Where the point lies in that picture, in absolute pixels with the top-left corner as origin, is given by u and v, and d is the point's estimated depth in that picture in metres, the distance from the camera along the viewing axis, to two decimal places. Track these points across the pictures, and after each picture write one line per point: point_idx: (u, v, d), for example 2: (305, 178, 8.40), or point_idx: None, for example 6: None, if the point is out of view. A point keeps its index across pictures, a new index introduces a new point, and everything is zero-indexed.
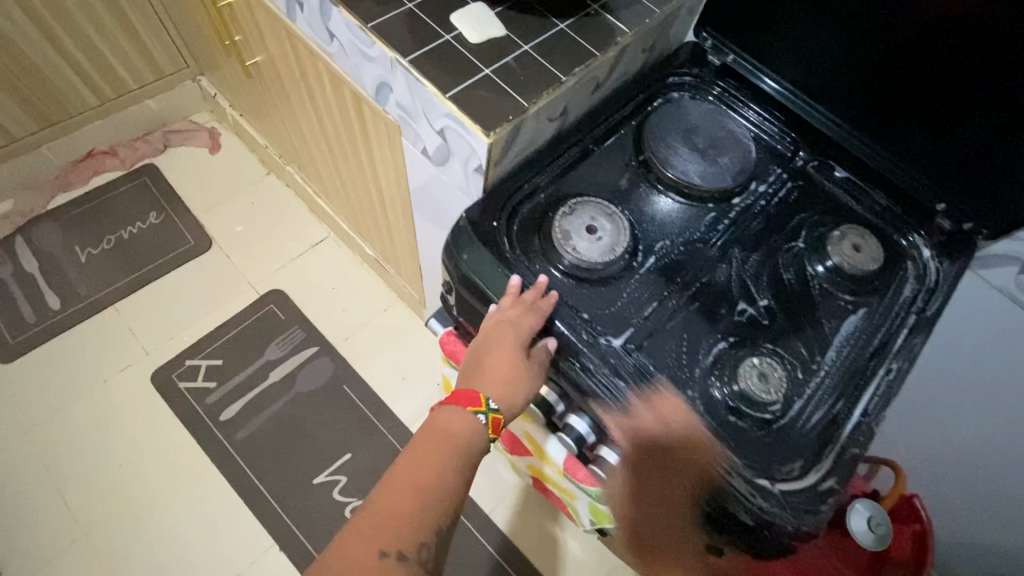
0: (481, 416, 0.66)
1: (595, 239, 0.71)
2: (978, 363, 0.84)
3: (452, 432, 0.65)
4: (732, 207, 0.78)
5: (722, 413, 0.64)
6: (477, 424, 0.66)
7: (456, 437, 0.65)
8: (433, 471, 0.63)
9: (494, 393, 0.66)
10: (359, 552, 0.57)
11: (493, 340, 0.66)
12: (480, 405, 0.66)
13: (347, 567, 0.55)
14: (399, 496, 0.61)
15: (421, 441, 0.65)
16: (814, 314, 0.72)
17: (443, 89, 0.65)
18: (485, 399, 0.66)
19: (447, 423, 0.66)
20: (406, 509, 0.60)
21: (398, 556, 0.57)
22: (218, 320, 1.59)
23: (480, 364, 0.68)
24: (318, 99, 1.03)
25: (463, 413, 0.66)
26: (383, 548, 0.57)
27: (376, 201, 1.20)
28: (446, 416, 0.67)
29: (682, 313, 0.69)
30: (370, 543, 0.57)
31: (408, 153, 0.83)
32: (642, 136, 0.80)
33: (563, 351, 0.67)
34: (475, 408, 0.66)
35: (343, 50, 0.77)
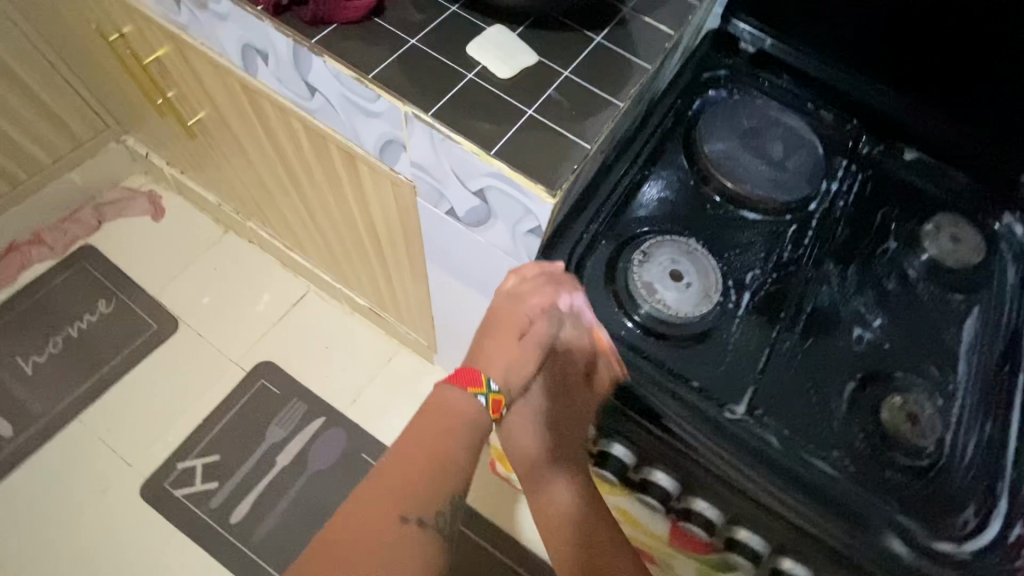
0: (480, 398, 0.55)
1: (683, 287, 0.60)
2: None
3: (460, 406, 0.54)
4: (812, 214, 0.68)
5: (876, 469, 0.54)
6: (473, 407, 0.55)
7: (464, 408, 0.54)
8: (450, 437, 0.53)
9: (499, 370, 0.56)
10: (372, 519, 0.50)
11: (507, 310, 0.59)
12: (481, 386, 0.55)
13: (358, 537, 0.49)
14: (414, 461, 0.53)
15: (428, 404, 0.55)
16: (931, 324, 0.63)
17: (483, 143, 0.52)
18: (487, 380, 0.56)
19: (447, 395, 0.55)
20: (422, 478, 0.52)
21: (418, 522, 0.51)
22: (204, 409, 1.40)
23: (484, 339, 0.59)
24: (290, 154, 0.87)
25: (463, 392, 0.55)
26: (401, 515, 0.51)
27: (372, 254, 1.04)
28: (442, 390, 0.55)
29: (799, 356, 0.59)
30: (386, 512, 0.50)
31: (425, 212, 0.69)
32: (695, 149, 0.69)
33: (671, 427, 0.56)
34: (475, 389, 0.55)
35: (329, 105, 0.62)
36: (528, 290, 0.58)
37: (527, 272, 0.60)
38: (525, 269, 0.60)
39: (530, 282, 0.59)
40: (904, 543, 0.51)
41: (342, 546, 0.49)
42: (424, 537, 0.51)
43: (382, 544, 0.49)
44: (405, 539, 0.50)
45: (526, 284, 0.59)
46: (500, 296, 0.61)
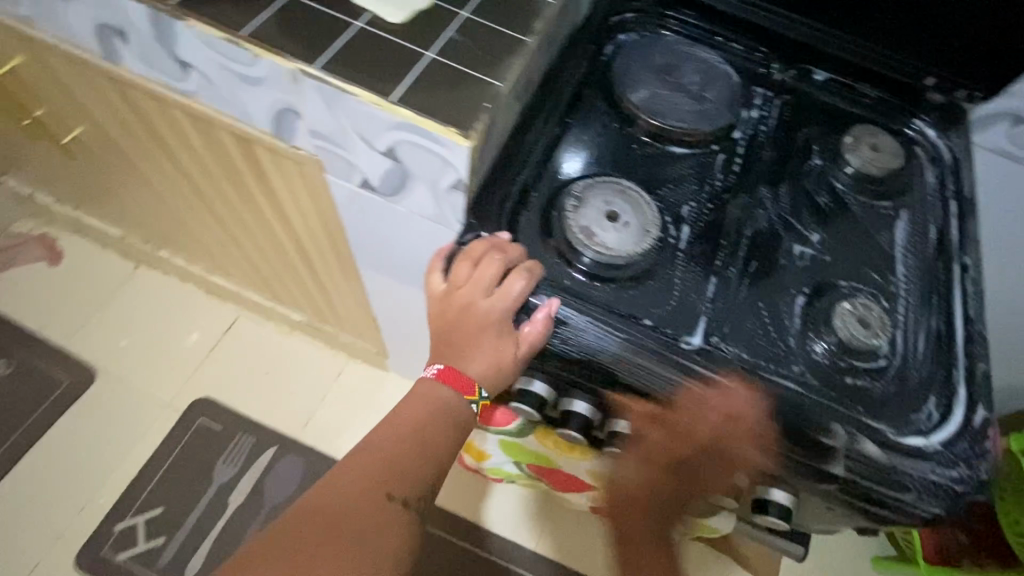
0: (474, 404, 0.58)
1: (622, 227, 0.56)
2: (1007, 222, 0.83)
3: (447, 401, 0.59)
4: (737, 142, 0.67)
5: (837, 377, 0.53)
6: (468, 410, 0.59)
7: (447, 404, 0.59)
8: (434, 424, 0.59)
9: (484, 378, 0.56)
10: (363, 494, 0.56)
11: (479, 313, 0.55)
12: (474, 394, 0.58)
13: (348, 504, 0.56)
14: (401, 443, 0.58)
15: (413, 398, 0.60)
16: (865, 231, 0.64)
17: (382, 92, 0.47)
18: (479, 390, 0.58)
19: (438, 394, 0.59)
20: (410, 459, 0.58)
21: (402, 500, 0.56)
22: (138, 460, 1.27)
23: (467, 343, 0.57)
24: (184, 157, 0.78)
25: (456, 395, 0.58)
26: (387, 491, 0.56)
27: (297, 258, 0.96)
28: (435, 388, 0.59)
29: (747, 280, 0.58)
30: (375, 486, 0.56)
31: (340, 192, 0.63)
32: (615, 91, 0.67)
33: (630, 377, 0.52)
34: (469, 397, 0.58)
35: (208, 82, 0.55)
36: (488, 284, 0.54)
37: (476, 254, 0.55)
38: (473, 249, 0.55)
39: (484, 270, 0.54)
40: (876, 445, 0.50)
41: (331, 507, 0.56)
42: (404, 516, 0.56)
43: (368, 515, 0.55)
44: (388, 515, 0.56)
45: (483, 276, 0.54)
46: (461, 287, 0.56)
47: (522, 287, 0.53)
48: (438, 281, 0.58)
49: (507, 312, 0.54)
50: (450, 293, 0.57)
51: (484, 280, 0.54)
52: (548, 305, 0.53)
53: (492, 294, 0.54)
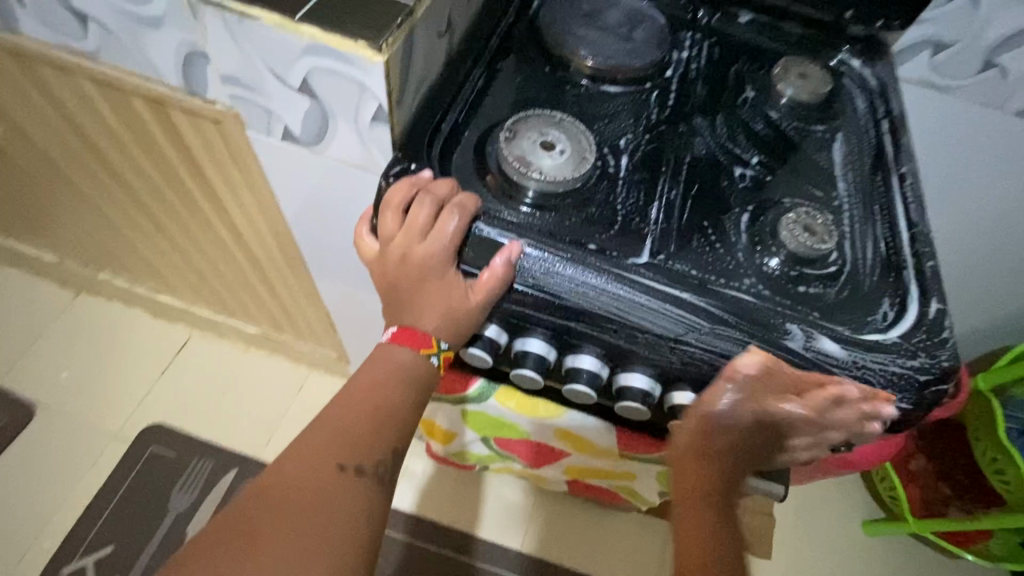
0: (434, 359, 0.53)
1: (558, 155, 0.55)
2: (946, 154, 0.84)
3: (403, 362, 0.53)
4: (669, 80, 0.67)
5: (788, 286, 0.52)
6: (428, 368, 0.54)
7: (406, 365, 0.53)
8: (386, 387, 0.53)
9: (442, 328, 0.52)
10: (313, 467, 0.49)
11: (422, 257, 0.50)
12: (432, 347, 0.53)
13: (295, 481, 0.48)
14: (351, 410, 0.52)
15: (368, 366, 0.54)
16: (803, 153, 0.64)
17: (285, 10, 0.44)
18: (437, 340, 0.53)
19: (393, 355, 0.53)
20: (363, 425, 0.51)
21: (357, 470, 0.49)
22: (84, 498, 1.17)
23: (414, 297, 0.52)
24: (104, 145, 0.74)
25: (414, 353, 0.53)
26: (339, 462, 0.49)
27: (237, 257, 0.91)
28: (387, 354, 0.53)
29: (690, 201, 0.56)
30: (325, 456, 0.49)
31: (264, 152, 0.59)
32: (545, 37, 0.66)
33: (576, 304, 0.48)
34: (428, 351, 0.53)
35: (110, 34, 0.52)
36: (424, 228, 0.50)
37: (399, 201, 0.51)
38: (397, 196, 0.51)
39: (416, 213, 0.50)
40: (835, 343, 0.48)
41: (276, 487, 0.48)
42: (362, 487, 0.49)
43: (319, 489, 0.48)
44: (342, 487, 0.48)
45: (415, 222, 0.50)
46: (393, 240, 0.51)
47: (458, 223, 0.50)
48: (370, 244, 0.54)
49: (449, 252, 0.50)
50: (384, 250, 0.52)
51: (419, 223, 0.50)
52: (507, 252, 0.49)
53: (428, 237, 0.50)
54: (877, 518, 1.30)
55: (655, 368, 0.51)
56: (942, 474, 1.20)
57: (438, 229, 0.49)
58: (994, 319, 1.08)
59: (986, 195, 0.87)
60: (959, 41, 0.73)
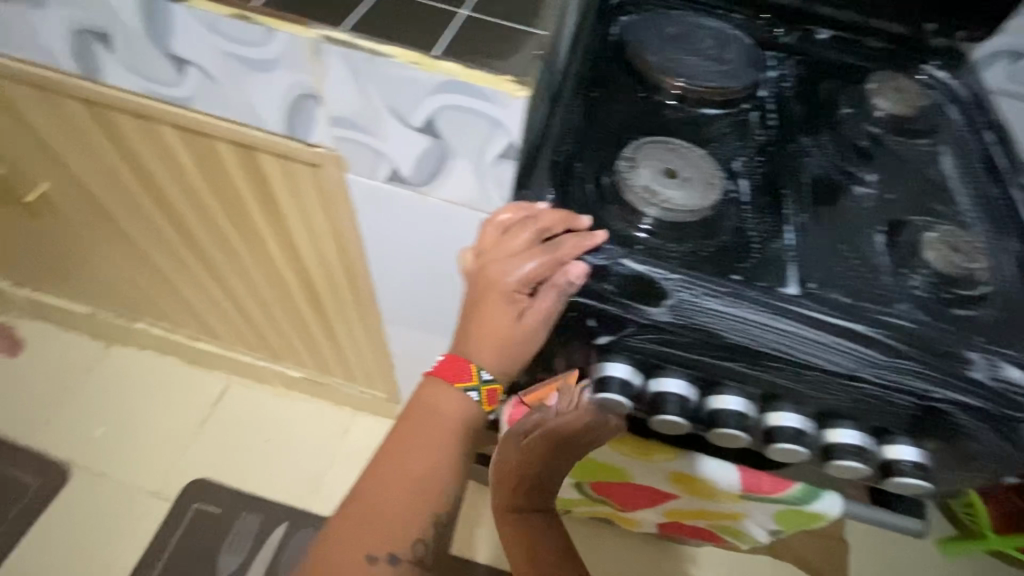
0: (474, 394, 0.46)
1: (683, 182, 0.51)
2: None
3: (443, 413, 0.47)
4: (765, 100, 0.65)
5: (944, 309, 0.49)
6: (469, 413, 0.47)
7: (447, 412, 0.47)
8: (424, 449, 0.46)
9: (486, 358, 0.45)
10: (343, 557, 0.42)
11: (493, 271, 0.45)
12: (471, 380, 0.46)
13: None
14: (384, 483, 0.44)
15: (405, 420, 0.47)
16: (914, 168, 0.62)
17: (421, 48, 0.42)
18: (477, 371, 0.46)
19: (434, 400, 0.47)
20: (398, 502, 0.44)
21: (392, 556, 0.43)
22: (125, 565, 1.10)
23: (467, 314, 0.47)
24: (172, 194, 0.71)
25: (452, 390, 0.46)
26: (369, 551, 0.43)
27: (296, 302, 0.87)
28: (427, 398, 0.47)
29: (822, 223, 0.53)
30: (353, 545, 0.43)
31: (360, 195, 0.57)
32: (635, 62, 0.64)
33: (733, 342, 0.44)
34: (466, 384, 0.46)
35: (210, 80, 0.49)
36: (513, 247, 0.45)
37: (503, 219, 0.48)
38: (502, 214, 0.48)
39: (516, 234, 0.46)
40: (1015, 369, 0.44)
41: None
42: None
43: None
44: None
45: (510, 240, 0.46)
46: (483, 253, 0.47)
47: (544, 256, 0.44)
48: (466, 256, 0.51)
49: (523, 280, 0.44)
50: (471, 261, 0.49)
51: (508, 241, 0.46)
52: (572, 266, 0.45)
53: (511, 257, 0.45)
54: (951, 535, 1.25)
55: (812, 404, 0.48)
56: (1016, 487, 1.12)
57: (526, 252, 0.45)
58: None
59: None
60: None
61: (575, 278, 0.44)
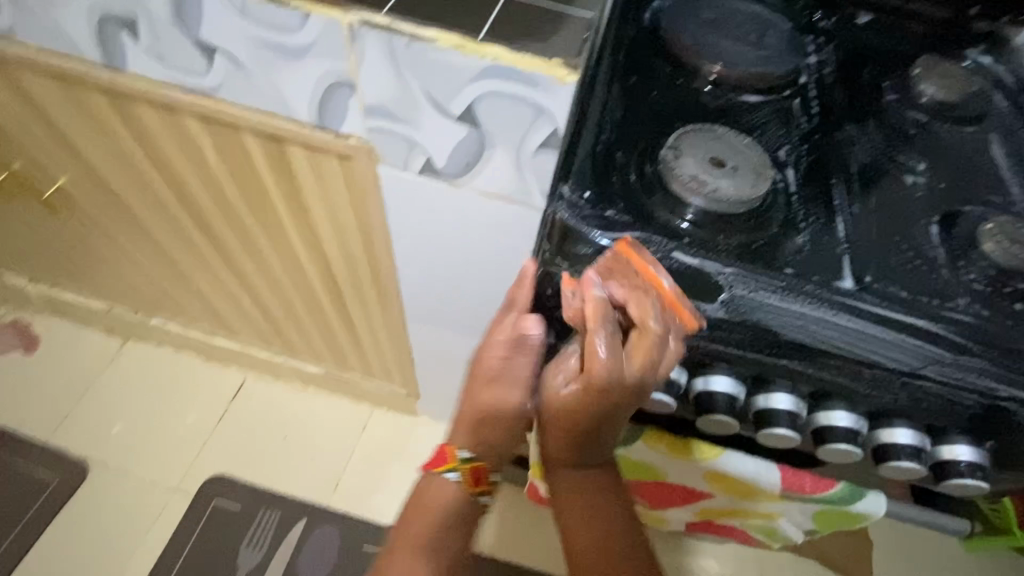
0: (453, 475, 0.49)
1: (731, 172, 0.49)
2: None
3: (439, 497, 0.50)
4: (806, 86, 0.63)
5: (1006, 304, 0.46)
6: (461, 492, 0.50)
7: (443, 494, 0.50)
8: (426, 532, 0.49)
9: (461, 437, 0.49)
10: None
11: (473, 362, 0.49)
12: (448, 463, 0.49)
13: None
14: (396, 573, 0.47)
15: (407, 514, 0.50)
16: (964, 156, 0.59)
17: (466, 29, 0.39)
18: (453, 453, 0.49)
19: (430, 488, 0.50)
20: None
21: None
22: (146, 561, 1.10)
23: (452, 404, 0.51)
24: (194, 188, 0.69)
25: (439, 476, 0.50)
26: None
27: (317, 297, 0.86)
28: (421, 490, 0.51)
29: (873, 215, 0.51)
30: None
31: (391, 188, 0.55)
32: (672, 47, 0.62)
33: (785, 339, 0.43)
34: (445, 467, 0.49)
35: (238, 68, 0.48)
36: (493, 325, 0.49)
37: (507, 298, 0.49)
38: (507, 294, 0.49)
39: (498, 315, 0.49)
40: None
41: None
42: None
43: None
44: None
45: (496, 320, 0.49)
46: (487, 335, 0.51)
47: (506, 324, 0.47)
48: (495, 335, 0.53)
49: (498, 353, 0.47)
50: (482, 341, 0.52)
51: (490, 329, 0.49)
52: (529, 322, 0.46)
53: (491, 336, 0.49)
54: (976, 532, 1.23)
55: (866, 403, 0.46)
56: None
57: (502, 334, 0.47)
58: None
59: None
60: None
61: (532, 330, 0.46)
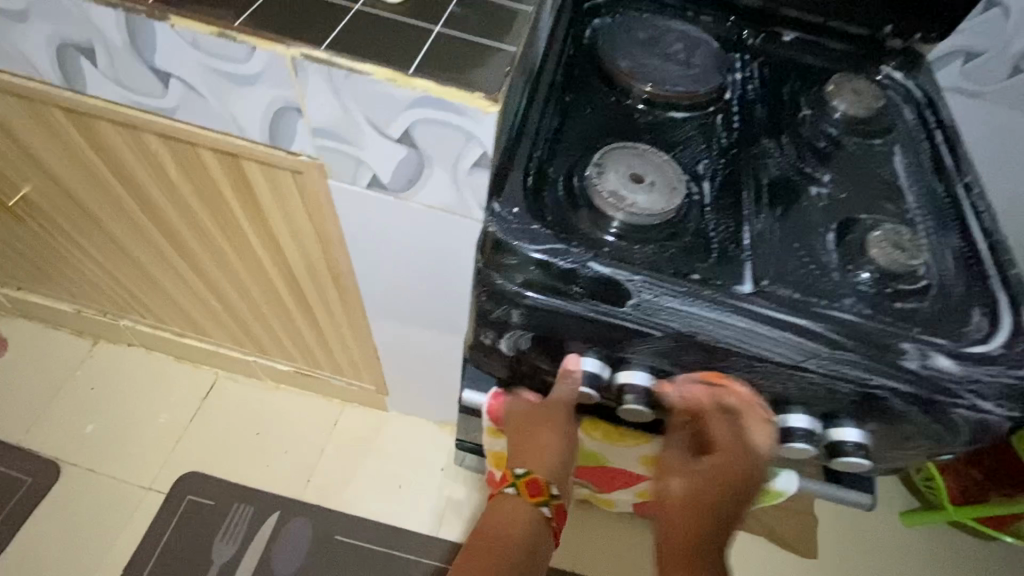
0: (545, 507, 0.60)
1: (649, 187, 0.55)
2: (986, 149, 0.88)
3: (522, 512, 0.59)
4: (730, 102, 0.68)
5: (886, 303, 0.53)
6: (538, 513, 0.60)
7: (528, 514, 0.59)
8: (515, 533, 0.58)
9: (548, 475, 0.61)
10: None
11: (532, 413, 0.62)
12: (542, 495, 0.60)
13: None
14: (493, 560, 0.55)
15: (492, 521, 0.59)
16: (866, 168, 0.65)
17: (397, 65, 0.44)
18: (544, 484, 0.60)
19: (515, 507, 0.60)
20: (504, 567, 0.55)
21: None
22: (122, 556, 1.13)
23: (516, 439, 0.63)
24: (157, 198, 0.72)
25: (527, 502, 0.60)
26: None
27: (283, 299, 0.89)
28: (506, 509, 0.60)
29: (778, 224, 0.57)
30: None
31: (343, 200, 0.59)
32: (606, 65, 0.67)
33: (690, 337, 0.48)
34: (538, 498, 0.60)
35: (192, 92, 0.51)
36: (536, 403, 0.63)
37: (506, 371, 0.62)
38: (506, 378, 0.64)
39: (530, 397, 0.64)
40: (945, 357, 0.48)
41: None
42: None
43: None
44: None
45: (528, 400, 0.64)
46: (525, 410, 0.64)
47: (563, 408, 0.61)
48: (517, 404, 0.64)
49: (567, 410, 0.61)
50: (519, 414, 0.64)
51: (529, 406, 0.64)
52: (570, 359, 0.54)
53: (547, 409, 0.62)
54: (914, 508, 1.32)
55: (765, 392, 0.52)
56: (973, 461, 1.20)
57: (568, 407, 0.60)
58: None
59: None
60: (989, 49, 0.77)
61: (576, 364, 0.54)
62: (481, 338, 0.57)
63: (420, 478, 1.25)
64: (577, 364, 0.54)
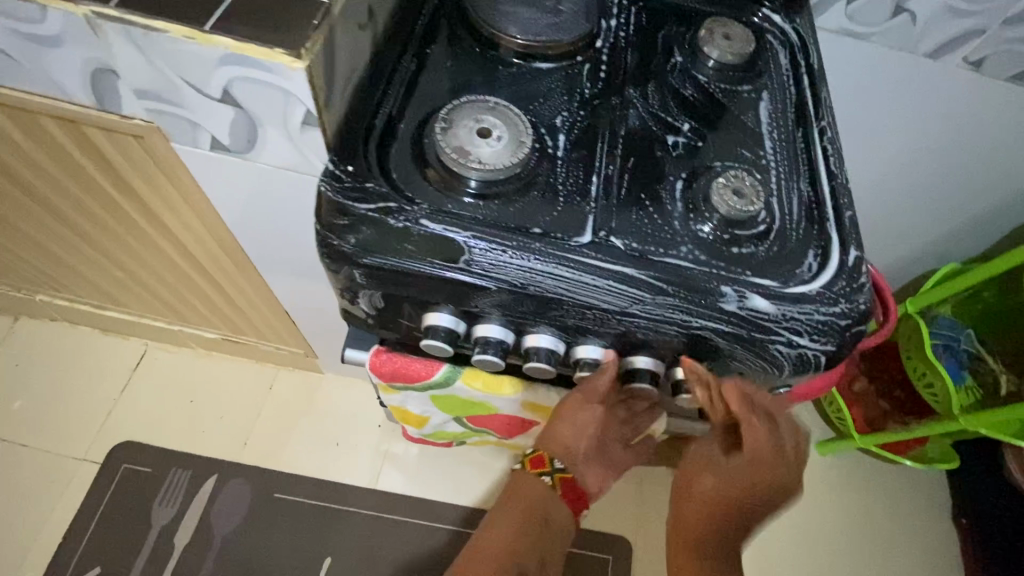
0: (547, 476, 0.64)
1: (495, 141, 0.54)
2: (875, 91, 0.89)
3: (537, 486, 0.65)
4: (599, 51, 0.67)
5: (721, 248, 0.55)
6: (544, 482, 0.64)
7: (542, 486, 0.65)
8: (535, 503, 0.64)
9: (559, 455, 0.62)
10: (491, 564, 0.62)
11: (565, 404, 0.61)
12: (545, 466, 0.63)
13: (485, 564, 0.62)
14: (512, 520, 0.64)
15: (514, 489, 0.66)
16: (729, 114, 0.66)
17: (193, 21, 0.42)
18: (549, 459, 0.63)
19: (528, 480, 0.65)
20: (522, 530, 0.63)
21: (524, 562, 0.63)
22: (61, 523, 1.16)
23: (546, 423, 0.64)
24: (21, 169, 0.70)
25: (537, 477, 0.64)
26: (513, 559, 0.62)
27: (183, 267, 0.88)
28: (523, 483, 0.65)
29: (627, 174, 0.58)
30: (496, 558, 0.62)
31: (193, 163, 0.58)
32: (471, 14, 0.65)
33: (525, 289, 0.50)
34: (542, 469, 0.64)
35: (4, 55, 0.49)
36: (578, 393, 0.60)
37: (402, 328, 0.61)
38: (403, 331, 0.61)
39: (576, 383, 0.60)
40: (763, 298, 0.51)
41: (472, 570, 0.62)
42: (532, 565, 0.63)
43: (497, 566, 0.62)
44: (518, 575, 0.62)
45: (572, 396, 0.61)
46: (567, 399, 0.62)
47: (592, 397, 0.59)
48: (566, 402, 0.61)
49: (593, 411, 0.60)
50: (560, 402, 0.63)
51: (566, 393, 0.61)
52: (430, 316, 0.55)
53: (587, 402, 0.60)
54: (829, 437, 1.37)
55: (607, 337, 0.54)
56: (882, 392, 1.28)
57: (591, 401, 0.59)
58: (941, 239, 1.16)
59: (917, 123, 0.93)
60: None
61: (437, 315, 0.55)
62: (343, 299, 0.58)
63: (357, 436, 1.28)
64: (437, 316, 0.55)
